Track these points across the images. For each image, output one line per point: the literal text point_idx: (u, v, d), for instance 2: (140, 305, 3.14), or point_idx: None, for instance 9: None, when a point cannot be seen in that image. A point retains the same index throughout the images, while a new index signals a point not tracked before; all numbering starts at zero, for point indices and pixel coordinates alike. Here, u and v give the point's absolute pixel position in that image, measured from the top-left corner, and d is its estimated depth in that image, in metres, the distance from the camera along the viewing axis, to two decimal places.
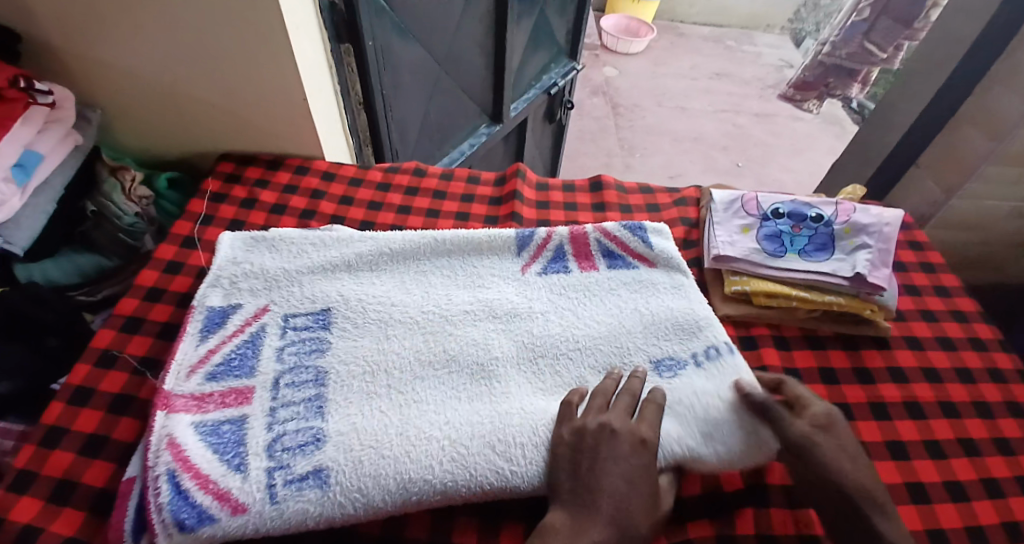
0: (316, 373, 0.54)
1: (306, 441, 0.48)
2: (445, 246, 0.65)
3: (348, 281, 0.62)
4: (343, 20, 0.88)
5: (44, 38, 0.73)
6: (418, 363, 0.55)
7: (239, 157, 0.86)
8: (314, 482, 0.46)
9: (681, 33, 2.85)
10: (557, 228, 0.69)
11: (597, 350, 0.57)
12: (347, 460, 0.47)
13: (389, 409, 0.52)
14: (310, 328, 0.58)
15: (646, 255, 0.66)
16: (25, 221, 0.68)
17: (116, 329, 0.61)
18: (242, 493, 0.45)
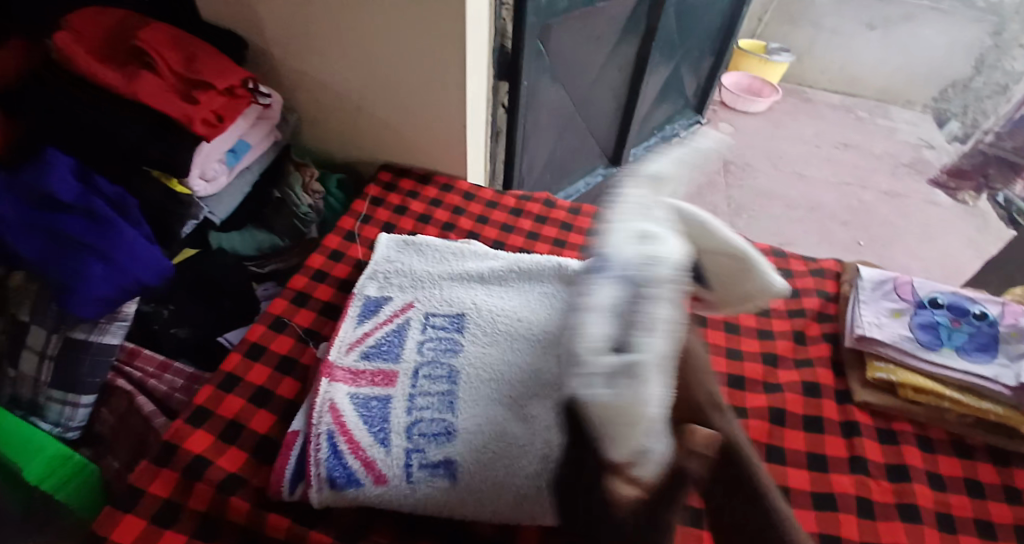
0: (450, 371, 0.57)
1: (438, 431, 0.53)
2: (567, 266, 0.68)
3: (479, 290, 0.67)
4: (507, 61, 0.97)
5: (267, 48, 0.87)
6: (538, 379, 0.55)
7: (397, 168, 0.96)
8: (444, 473, 0.51)
9: (809, 98, 2.76)
10: None
11: None
12: (474, 460, 0.51)
13: (512, 419, 0.53)
14: (446, 325, 0.63)
15: None
16: (227, 198, 0.82)
17: (287, 300, 0.72)
18: (385, 466, 0.51)
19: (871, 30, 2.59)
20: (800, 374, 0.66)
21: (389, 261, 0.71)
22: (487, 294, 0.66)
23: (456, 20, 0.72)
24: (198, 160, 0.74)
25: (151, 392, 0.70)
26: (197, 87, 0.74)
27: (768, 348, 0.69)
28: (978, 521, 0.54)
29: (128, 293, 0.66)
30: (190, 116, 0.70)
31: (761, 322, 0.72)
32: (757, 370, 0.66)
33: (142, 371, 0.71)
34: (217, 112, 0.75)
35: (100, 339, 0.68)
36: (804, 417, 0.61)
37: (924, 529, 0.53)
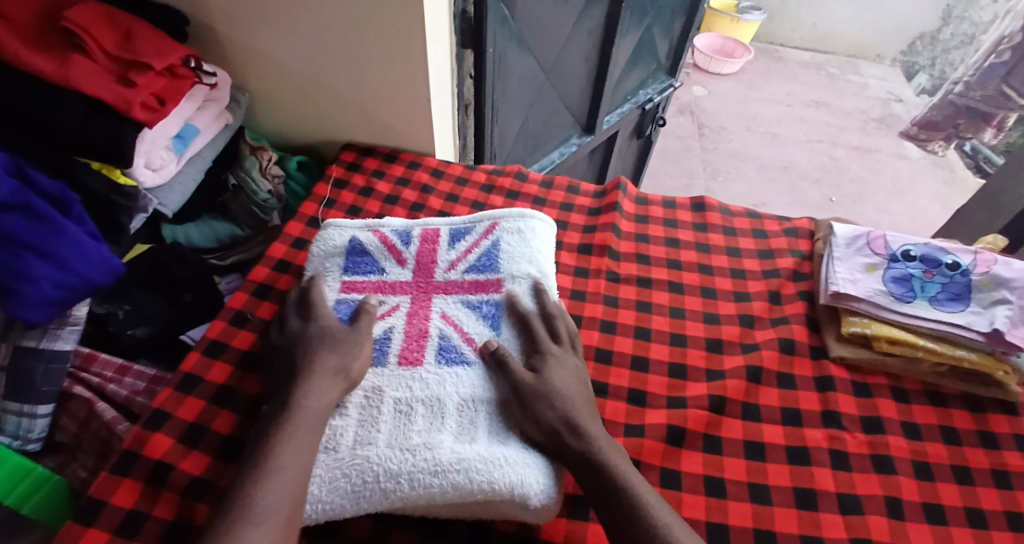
0: (378, 357, 0.57)
1: (356, 431, 0.51)
2: (502, 237, 0.66)
3: (413, 268, 0.66)
4: (470, 26, 0.92)
5: (210, 24, 0.81)
6: (456, 371, 0.55)
7: (360, 147, 0.92)
8: (363, 470, 0.48)
9: (780, 57, 2.74)
10: (495, 224, 0.68)
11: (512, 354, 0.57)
12: (396, 453, 0.49)
13: (429, 413, 0.52)
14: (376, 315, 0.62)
15: (499, 253, 0.65)
16: (178, 187, 0.77)
17: (248, 294, 0.69)
18: None
19: None
20: (777, 332, 0.64)
21: (315, 254, 0.66)
22: (418, 272, 0.65)
23: None
24: (142, 148, 0.69)
25: (111, 397, 0.66)
26: (134, 69, 0.68)
27: (744, 309, 0.67)
28: (954, 468, 0.53)
29: (80, 295, 0.63)
30: (130, 101, 0.65)
31: (737, 285, 0.70)
32: (734, 333, 0.64)
33: (101, 376, 0.67)
34: (158, 94, 0.69)
35: (52, 345, 0.63)
36: (779, 376, 0.59)
37: (900, 480, 0.52)
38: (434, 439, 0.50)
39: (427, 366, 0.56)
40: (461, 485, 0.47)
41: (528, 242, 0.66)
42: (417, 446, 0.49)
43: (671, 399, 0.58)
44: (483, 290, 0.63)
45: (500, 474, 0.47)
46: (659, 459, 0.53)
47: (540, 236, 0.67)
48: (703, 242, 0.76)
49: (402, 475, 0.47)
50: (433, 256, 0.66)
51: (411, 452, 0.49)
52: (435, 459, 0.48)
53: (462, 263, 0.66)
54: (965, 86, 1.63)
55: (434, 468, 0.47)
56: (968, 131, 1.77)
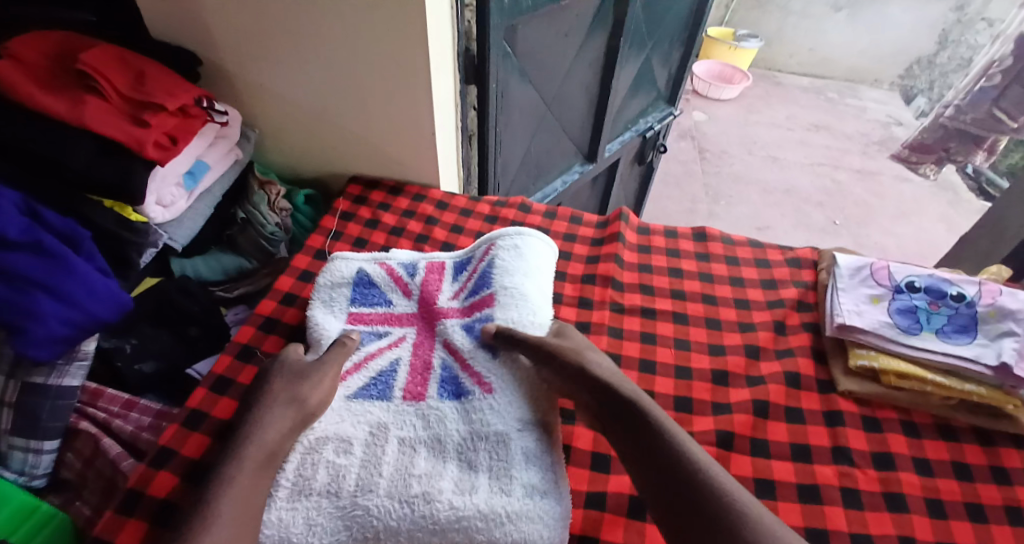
0: (380, 393, 0.58)
1: (356, 475, 0.51)
2: (499, 255, 0.69)
3: (417, 298, 0.68)
4: (473, 63, 0.94)
5: (222, 64, 0.83)
6: (456, 414, 0.56)
7: (366, 180, 0.94)
8: (365, 520, 0.48)
9: (779, 83, 2.79)
10: (493, 246, 0.70)
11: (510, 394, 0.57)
12: (396, 504, 0.49)
13: (431, 459, 0.53)
14: (380, 345, 0.63)
15: (496, 271, 0.67)
16: (188, 221, 0.78)
17: (255, 327, 0.69)
18: (290, 522, 0.48)
19: (837, 13, 2.63)
20: (782, 365, 0.63)
21: (323, 285, 0.68)
22: (422, 301, 0.67)
23: (417, 24, 0.70)
24: (153, 186, 0.70)
25: (118, 433, 0.66)
26: (147, 109, 0.70)
27: (748, 340, 0.67)
28: (967, 503, 0.52)
29: (87, 332, 0.63)
30: (141, 139, 0.66)
31: (741, 315, 0.70)
32: (739, 365, 0.64)
33: (108, 411, 0.67)
34: (169, 133, 0.71)
35: (59, 382, 0.63)
36: (787, 409, 0.59)
37: (912, 517, 0.51)
38: (435, 487, 0.50)
39: (429, 400, 0.58)
40: (462, 538, 0.48)
41: (523, 258, 0.68)
42: (417, 496, 0.49)
43: None
44: (481, 308, 0.65)
45: (497, 528, 0.48)
46: None
47: (538, 259, 0.70)
48: (706, 272, 0.76)
49: (403, 530, 0.48)
50: (435, 285, 0.69)
51: (412, 504, 0.49)
52: (436, 512, 0.48)
53: (463, 289, 0.68)
54: (955, 110, 1.64)
55: (435, 523, 0.48)
56: (957, 155, 1.77)
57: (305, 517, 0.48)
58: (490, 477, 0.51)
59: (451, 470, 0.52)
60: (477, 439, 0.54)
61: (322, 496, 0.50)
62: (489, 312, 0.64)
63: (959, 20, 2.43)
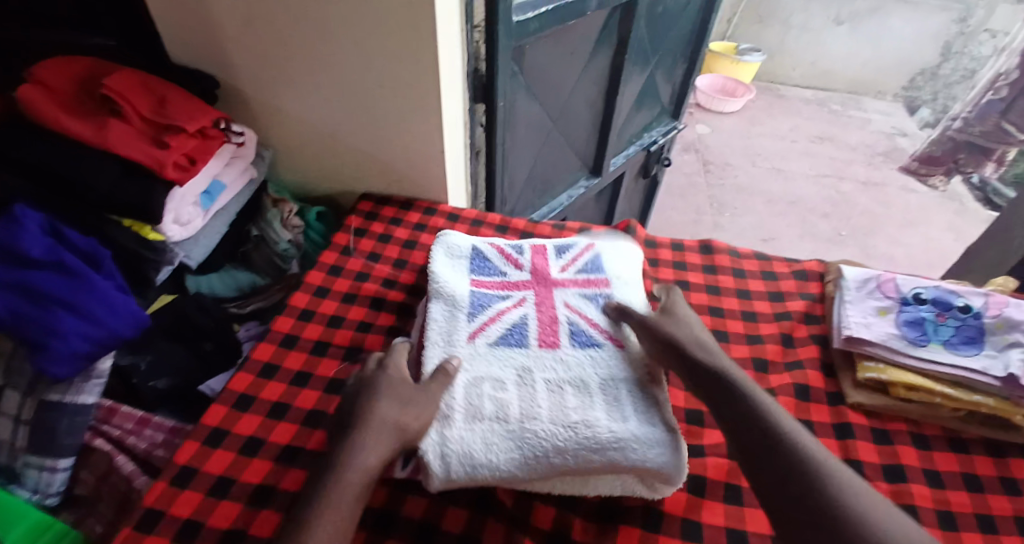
0: (519, 338, 0.60)
1: (521, 404, 0.54)
2: (602, 252, 0.71)
3: (530, 267, 0.68)
4: (482, 83, 0.96)
5: (238, 86, 0.86)
6: (589, 358, 0.58)
7: (378, 197, 0.95)
8: (533, 438, 0.51)
9: (782, 95, 2.81)
10: (594, 244, 0.73)
11: (629, 352, 0.59)
12: (561, 426, 0.51)
13: (575, 395, 0.55)
14: (505, 305, 0.64)
15: (597, 264, 0.70)
16: (203, 239, 0.80)
17: (274, 345, 0.69)
18: (467, 439, 0.51)
19: (838, 26, 2.66)
20: (791, 377, 0.64)
21: (439, 256, 0.70)
22: (536, 271, 0.68)
23: (429, 47, 0.72)
24: (172, 205, 0.72)
25: (131, 450, 0.67)
26: (168, 131, 0.72)
27: (757, 352, 0.67)
28: (978, 516, 0.52)
29: (105, 348, 0.64)
30: (162, 160, 0.68)
31: (750, 327, 0.71)
32: (748, 377, 0.65)
33: (121, 428, 0.68)
34: (189, 155, 0.73)
35: (76, 399, 0.64)
36: (796, 420, 0.59)
37: (924, 529, 0.51)
38: (601, 418, 0.52)
39: (564, 348, 0.59)
40: (616, 461, 0.50)
41: (625, 256, 0.72)
42: (576, 420, 0.52)
43: (689, 446, 0.58)
44: (597, 286, 0.67)
45: (637, 454, 0.50)
46: (682, 510, 0.53)
47: (631, 255, 0.72)
48: (714, 285, 0.77)
49: (572, 446, 0.50)
50: (545, 261, 0.69)
51: (576, 424, 0.51)
52: (594, 430, 0.51)
53: (571, 266, 0.69)
54: (964, 122, 1.63)
55: (592, 443, 0.50)
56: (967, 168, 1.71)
57: (481, 438, 0.51)
58: (625, 411, 0.54)
59: (601, 403, 0.54)
60: (609, 383, 0.56)
61: (490, 422, 0.52)
62: (603, 291, 0.66)
63: (962, 31, 2.48)
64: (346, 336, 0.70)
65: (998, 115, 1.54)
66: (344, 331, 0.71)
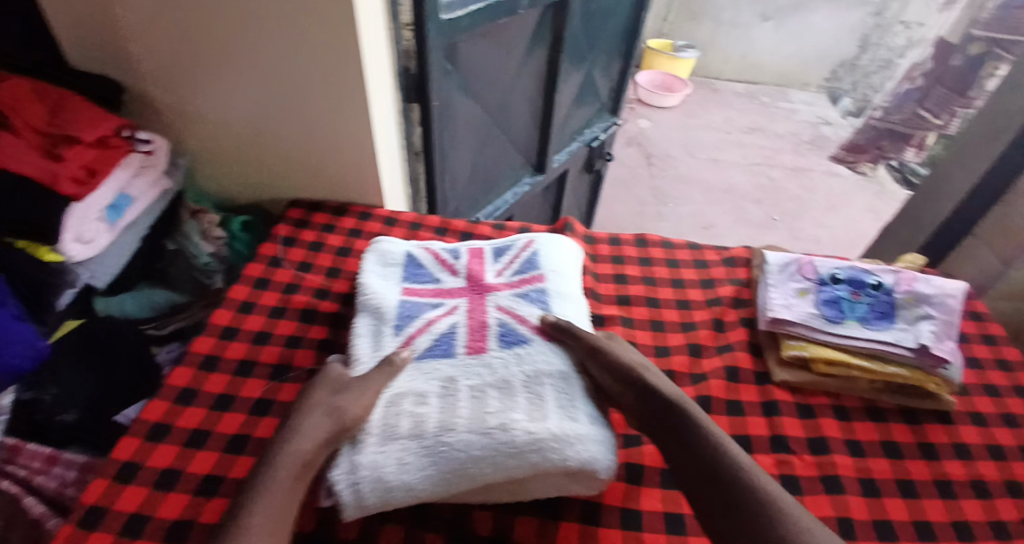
0: (445, 348, 0.58)
1: (438, 414, 0.51)
2: (541, 248, 0.70)
3: (465, 273, 0.67)
4: (414, 82, 0.89)
5: (146, 91, 0.80)
6: (515, 359, 0.56)
7: (308, 204, 0.90)
8: (448, 451, 0.48)
9: (716, 89, 2.91)
10: (533, 241, 0.72)
11: (559, 349, 0.58)
12: (477, 434, 0.48)
13: (498, 398, 0.52)
14: (435, 313, 0.62)
15: (535, 261, 0.69)
16: (110, 258, 0.74)
17: (193, 368, 0.64)
18: (378, 460, 0.48)
19: (765, 22, 2.77)
20: (722, 360, 0.66)
21: (371, 265, 0.68)
22: (471, 276, 0.67)
23: (349, 45, 0.68)
24: (71, 223, 0.65)
25: (40, 490, 0.62)
26: (63, 142, 0.67)
27: (690, 338, 0.69)
28: (898, 481, 0.55)
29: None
30: (57, 175, 0.64)
31: (683, 314, 0.72)
32: (683, 363, 0.66)
33: (27, 468, 0.62)
34: (89, 166, 0.69)
35: None
36: (728, 402, 0.61)
37: (848, 499, 0.53)
38: (520, 420, 0.50)
39: (490, 351, 0.57)
40: (537, 462, 0.48)
41: (562, 252, 0.71)
42: (496, 425, 0.49)
43: (627, 436, 0.59)
44: (529, 284, 0.66)
45: (562, 452, 0.48)
46: (620, 500, 0.54)
47: (569, 252, 0.72)
48: (649, 276, 0.78)
49: (488, 455, 0.47)
50: (482, 266, 0.68)
51: (494, 431, 0.49)
52: (513, 434, 0.48)
53: (506, 270, 0.68)
54: (885, 112, 1.59)
55: (511, 448, 0.48)
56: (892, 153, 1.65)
57: (394, 457, 0.48)
58: (550, 409, 0.52)
59: (522, 403, 0.52)
60: (534, 382, 0.54)
61: (404, 438, 0.49)
62: (537, 288, 0.65)
63: (878, 24, 2.62)
64: (273, 353, 0.66)
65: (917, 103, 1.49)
66: (272, 347, 0.67)
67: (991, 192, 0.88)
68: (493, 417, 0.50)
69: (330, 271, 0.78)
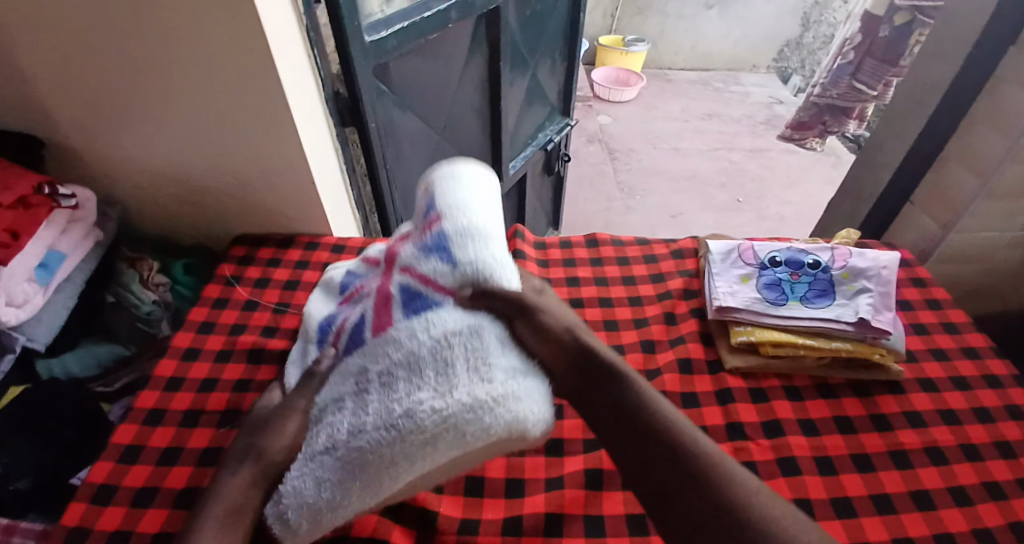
0: (360, 340, 0.53)
1: (351, 416, 0.48)
2: (434, 185, 0.59)
3: (383, 261, 0.61)
4: (347, 105, 0.88)
5: (68, 143, 0.78)
6: (416, 331, 0.50)
7: (252, 239, 0.88)
8: (361, 455, 0.45)
9: (669, 79, 2.95)
10: (428, 179, 0.60)
11: (469, 310, 0.52)
12: (381, 431, 0.45)
13: (404, 380, 0.48)
14: (355, 310, 0.57)
15: (432, 203, 0.58)
16: (46, 317, 0.71)
17: (137, 424, 0.62)
18: (302, 484, 0.46)
19: (709, 10, 2.82)
20: (675, 353, 0.66)
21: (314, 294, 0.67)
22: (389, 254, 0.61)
23: (269, 78, 0.67)
24: None
25: None
26: None
27: (643, 335, 0.69)
28: (854, 456, 0.56)
29: None
30: None
31: (636, 311, 0.72)
32: (638, 360, 0.66)
33: None
34: (10, 229, 0.66)
35: None
36: (683, 395, 0.61)
37: (805, 479, 0.54)
38: (426, 399, 0.45)
39: (396, 325, 0.51)
40: (449, 443, 0.44)
41: (457, 178, 0.58)
42: (397, 415, 0.45)
43: (586, 442, 0.59)
44: (427, 232, 0.55)
45: (477, 424, 0.44)
46: (581, 508, 0.53)
47: (472, 180, 0.59)
48: (600, 277, 0.78)
49: (397, 449, 0.44)
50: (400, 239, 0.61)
51: (397, 423, 0.45)
52: (414, 421, 0.44)
53: (416, 228, 0.59)
54: (821, 87, 1.47)
55: (415, 438, 0.44)
56: (832, 129, 1.55)
57: (314, 477, 0.46)
58: (457, 379, 0.46)
59: (430, 377, 0.47)
60: (438, 352, 0.48)
61: (326, 453, 0.47)
62: (439, 230, 0.55)
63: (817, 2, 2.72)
64: (220, 399, 0.64)
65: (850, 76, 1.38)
66: (219, 393, 0.65)
67: (926, 158, 0.90)
68: (398, 404, 0.46)
69: (278, 307, 0.76)
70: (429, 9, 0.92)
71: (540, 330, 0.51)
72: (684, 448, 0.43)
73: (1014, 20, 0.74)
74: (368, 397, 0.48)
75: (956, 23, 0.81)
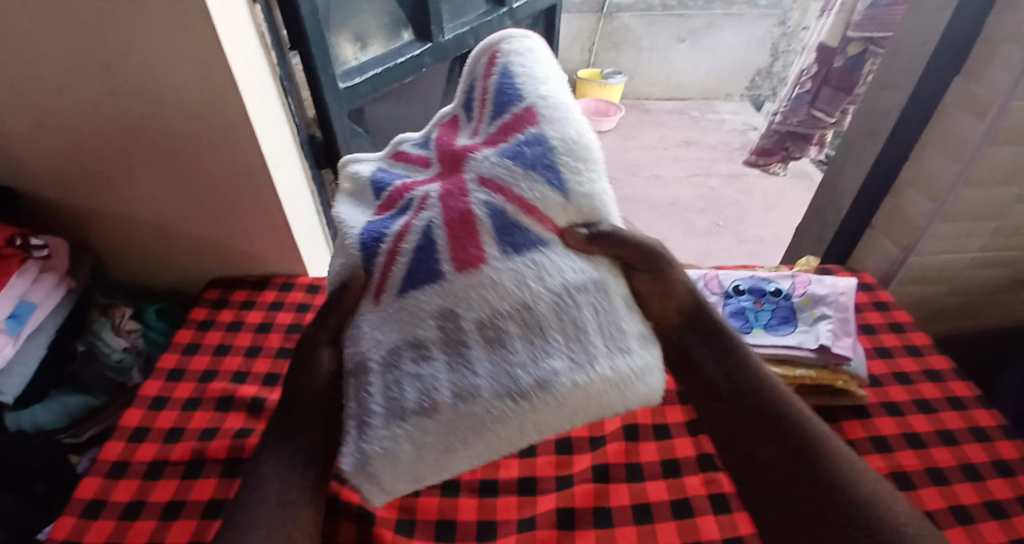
0: (434, 275, 0.40)
1: (449, 370, 0.39)
2: (509, 61, 0.42)
3: (435, 154, 0.45)
4: (323, 148, 0.90)
5: (41, 194, 0.79)
6: (527, 284, 0.38)
7: (226, 282, 0.89)
8: (475, 428, 0.38)
9: (647, 109, 3.03)
10: (496, 50, 0.44)
11: (578, 259, 0.39)
12: (510, 404, 0.37)
13: (519, 340, 0.38)
14: (404, 216, 0.43)
15: (506, 88, 0.42)
16: (16, 369, 0.70)
17: (102, 476, 0.61)
18: (378, 438, 0.40)
19: (681, 43, 2.93)
20: None
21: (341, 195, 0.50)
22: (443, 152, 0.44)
23: (244, 129, 0.69)
24: None
25: None
26: None
27: None
28: None
29: None
30: None
31: None
32: None
33: None
34: None
35: None
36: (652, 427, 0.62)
37: None
38: (563, 355, 0.38)
39: (490, 262, 0.39)
40: (586, 414, 0.38)
41: (540, 62, 0.42)
42: (527, 383, 0.37)
43: (558, 478, 0.59)
44: (517, 132, 0.40)
45: (613, 395, 0.38)
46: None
47: (547, 52, 0.44)
48: None
49: (522, 421, 0.37)
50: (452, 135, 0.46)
51: (527, 388, 0.37)
52: (554, 388, 0.37)
53: (483, 119, 0.43)
54: (782, 115, 1.48)
55: (557, 414, 0.37)
56: (795, 154, 1.54)
57: (409, 439, 0.39)
58: (588, 338, 0.38)
59: (557, 341, 0.38)
60: (559, 312, 0.38)
61: (416, 414, 0.39)
62: (536, 136, 0.39)
63: (784, 33, 2.88)
64: (185, 448, 0.64)
65: (809, 104, 1.41)
66: (185, 442, 0.64)
67: (883, 184, 0.93)
68: (524, 372, 0.37)
69: (251, 350, 0.76)
70: (403, 55, 0.95)
71: (659, 283, 0.45)
72: (787, 419, 0.46)
73: (950, 56, 0.79)
74: (469, 347, 0.39)
75: (900, 58, 0.86)
